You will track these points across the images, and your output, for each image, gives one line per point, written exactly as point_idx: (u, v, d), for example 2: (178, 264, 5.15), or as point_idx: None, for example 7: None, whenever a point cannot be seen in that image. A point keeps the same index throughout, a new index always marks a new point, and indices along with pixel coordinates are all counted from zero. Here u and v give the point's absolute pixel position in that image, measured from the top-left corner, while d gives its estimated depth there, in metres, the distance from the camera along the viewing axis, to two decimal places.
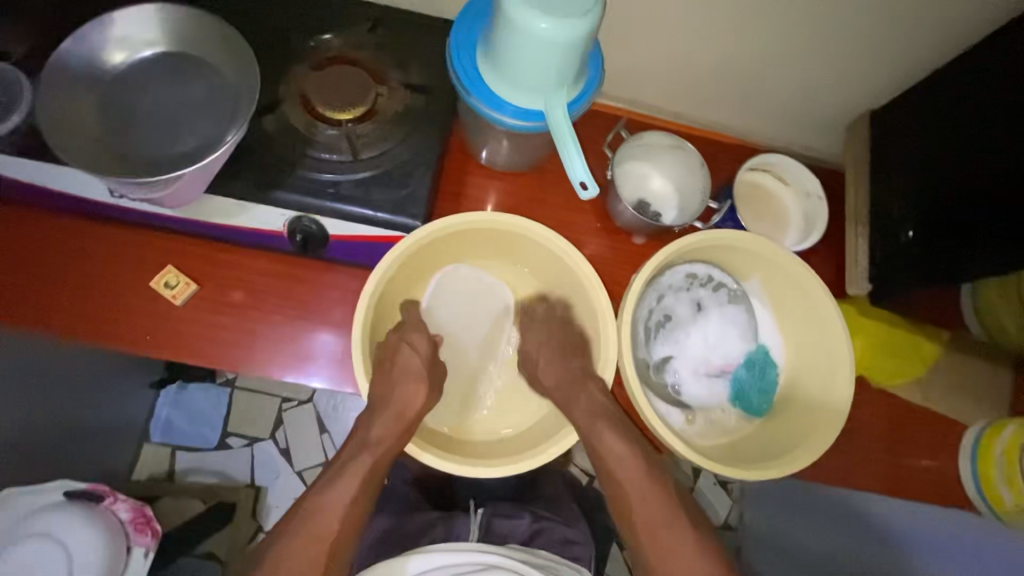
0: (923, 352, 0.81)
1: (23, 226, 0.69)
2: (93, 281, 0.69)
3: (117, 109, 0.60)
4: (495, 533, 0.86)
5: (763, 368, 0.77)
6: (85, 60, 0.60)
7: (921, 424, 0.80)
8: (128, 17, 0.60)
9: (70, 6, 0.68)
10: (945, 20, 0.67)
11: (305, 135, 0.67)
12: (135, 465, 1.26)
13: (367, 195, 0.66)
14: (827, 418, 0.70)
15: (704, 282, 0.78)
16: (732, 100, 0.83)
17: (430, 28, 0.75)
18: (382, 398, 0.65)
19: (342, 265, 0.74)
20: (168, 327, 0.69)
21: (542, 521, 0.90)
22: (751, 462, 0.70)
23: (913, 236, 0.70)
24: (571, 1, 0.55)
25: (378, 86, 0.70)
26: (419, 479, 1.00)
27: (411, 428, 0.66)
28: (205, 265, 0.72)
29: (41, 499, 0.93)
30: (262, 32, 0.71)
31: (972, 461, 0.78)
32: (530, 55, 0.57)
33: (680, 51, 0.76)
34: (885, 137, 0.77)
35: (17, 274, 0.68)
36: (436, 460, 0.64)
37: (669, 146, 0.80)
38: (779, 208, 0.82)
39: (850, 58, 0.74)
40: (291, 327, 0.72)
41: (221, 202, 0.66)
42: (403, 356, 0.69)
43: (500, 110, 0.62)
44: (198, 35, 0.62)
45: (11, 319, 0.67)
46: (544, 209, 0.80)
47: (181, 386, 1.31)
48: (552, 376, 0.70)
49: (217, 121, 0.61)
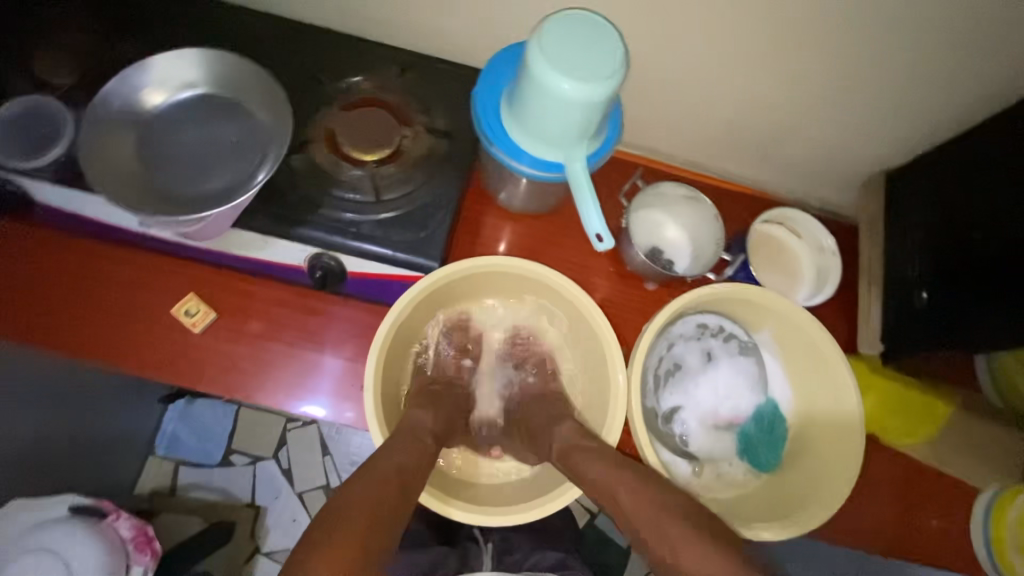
0: (932, 412, 0.80)
1: (52, 250, 0.71)
2: (115, 306, 0.71)
3: (154, 146, 0.63)
4: (507, 568, 0.87)
5: (772, 423, 0.76)
6: (128, 99, 0.63)
7: (931, 485, 0.79)
8: (173, 60, 0.64)
9: (115, 43, 0.71)
10: (961, 87, 0.68)
11: (331, 175, 0.69)
12: (138, 479, 1.26)
13: (387, 235, 0.67)
14: (836, 482, 0.68)
15: (715, 332, 0.78)
16: (749, 151, 0.84)
17: (457, 74, 0.77)
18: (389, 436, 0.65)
19: (358, 300, 0.75)
20: (185, 354, 0.71)
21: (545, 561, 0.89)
22: (757, 519, 0.69)
23: (928, 298, 0.70)
24: (595, 64, 0.56)
25: (403, 128, 0.72)
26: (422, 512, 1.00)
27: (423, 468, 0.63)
28: (225, 293, 0.73)
29: (46, 514, 0.94)
30: (296, 73, 0.74)
31: (984, 525, 0.76)
32: (551, 112, 0.58)
33: (697, 104, 0.78)
34: (901, 198, 0.77)
35: (45, 296, 0.70)
36: (468, 516, 0.64)
37: (684, 197, 0.81)
38: (793, 262, 0.83)
39: (866, 119, 0.75)
40: (304, 358, 0.73)
41: (247, 237, 0.68)
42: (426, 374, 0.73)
43: (518, 160, 0.64)
44: (235, 78, 0.65)
45: (36, 341, 0.69)
46: (558, 251, 0.82)
47: (189, 401, 1.31)
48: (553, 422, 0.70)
49: (248, 162, 0.63)
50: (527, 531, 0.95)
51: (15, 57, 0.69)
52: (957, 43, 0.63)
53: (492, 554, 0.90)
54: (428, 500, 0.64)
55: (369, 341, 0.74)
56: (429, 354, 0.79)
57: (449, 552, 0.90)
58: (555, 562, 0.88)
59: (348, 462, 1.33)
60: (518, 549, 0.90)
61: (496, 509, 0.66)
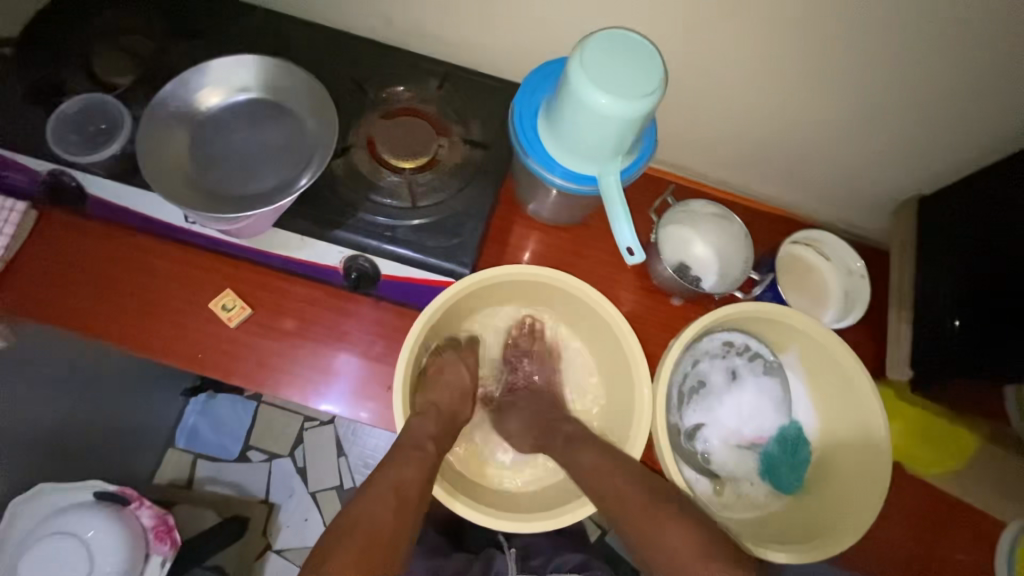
0: (959, 441, 0.78)
1: (100, 241, 0.74)
2: (155, 298, 0.73)
3: (205, 145, 0.66)
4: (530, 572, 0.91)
5: (796, 445, 0.76)
6: (184, 100, 0.66)
7: (956, 518, 0.77)
8: (227, 64, 0.66)
9: (170, 47, 0.75)
10: (995, 116, 0.68)
11: (369, 179, 0.71)
12: (157, 469, 1.29)
13: (421, 241, 0.69)
14: (860, 508, 0.67)
15: (741, 351, 0.78)
16: (778, 172, 0.85)
17: (494, 88, 0.79)
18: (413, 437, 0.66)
19: (389, 303, 0.77)
20: (219, 348, 0.73)
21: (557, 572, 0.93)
22: (777, 541, 0.69)
23: (959, 326, 0.69)
24: (634, 82, 0.57)
25: (440, 138, 0.74)
26: (437, 517, 1.02)
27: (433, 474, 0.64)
28: (259, 290, 0.75)
29: (70, 498, 0.96)
30: (339, 81, 0.76)
31: (1008, 561, 0.74)
32: (587, 126, 0.60)
33: (729, 124, 0.79)
34: (933, 224, 0.77)
35: (90, 285, 0.73)
36: (473, 513, 0.64)
37: (713, 215, 0.82)
38: (820, 283, 0.83)
39: (899, 145, 0.75)
40: (333, 357, 0.74)
41: (285, 236, 0.70)
42: (449, 377, 0.73)
43: (550, 170, 0.66)
44: (286, 83, 0.68)
45: (79, 328, 0.71)
46: (585, 263, 0.82)
47: (210, 395, 1.34)
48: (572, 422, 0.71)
49: (293, 164, 0.66)
50: (550, 538, 1.00)
51: (77, 56, 0.73)
52: (993, 74, 0.63)
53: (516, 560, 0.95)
54: (452, 502, 0.65)
55: (397, 343, 0.76)
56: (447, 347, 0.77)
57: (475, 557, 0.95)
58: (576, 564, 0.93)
59: (362, 464, 1.34)
60: (540, 554, 0.94)
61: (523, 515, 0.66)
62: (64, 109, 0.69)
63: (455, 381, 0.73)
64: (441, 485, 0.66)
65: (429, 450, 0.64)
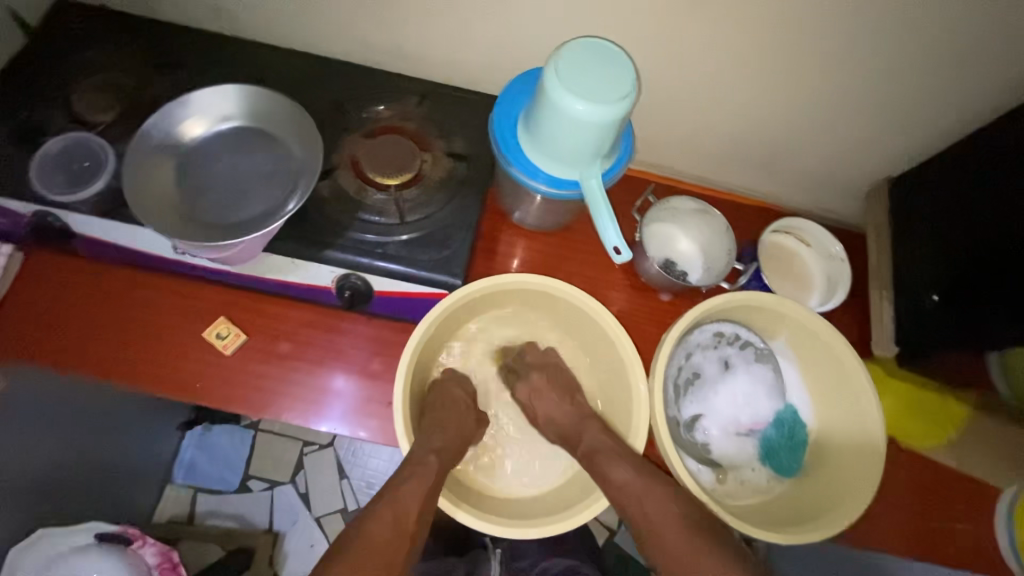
0: (949, 413, 0.80)
1: (87, 280, 0.74)
2: (148, 332, 0.73)
3: (191, 177, 0.66)
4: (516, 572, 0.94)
5: (792, 428, 0.77)
6: (168, 133, 0.66)
7: (954, 488, 0.79)
8: (211, 96, 0.67)
9: (148, 83, 0.75)
10: (956, 98, 0.71)
11: (356, 198, 0.72)
12: (156, 507, 1.27)
13: (411, 255, 0.70)
14: (860, 483, 0.69)
15: (732, 340, 0.79)
16: (754, 165, 0.87)
17: (473, 102, 0.81)
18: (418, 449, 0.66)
19: (383, 318, 0.78)
20: (216, 376, 0.73)
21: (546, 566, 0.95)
22: (786, 524, 0.70)
23: (938, 301, 0.72)
24: (609, 86, 0.59)
25: (423, 153, 0.76)
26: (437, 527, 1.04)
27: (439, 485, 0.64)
28: (252, 316, 0.75)
29: (70, 542, 0.93)
30: (320, 105, 0.78)
31: (1010, 526, 0.76)
32: (567, 132, 0.61)
33: (704, 122, 0.82)
34: (905, 203, 0.80)
35: (81, 323, 0.73)
36: (491, 526, 0.64)
37: (695, 210, 0.84)
38: (802, 269, 0.85)
39: (867, 131, 0.78)
40: (330, 378, 0.74)
41: (276, 260, 0.70)
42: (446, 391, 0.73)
43: (534, 177, 0.67)
44: (268, 110, 0.69)
45: (72, 366, 0.71)
46: (573, 266, 0.84)
47: (206, 427, 1.33)
48: (573, 422, 0.72)
49: (281, 189, 0.66)
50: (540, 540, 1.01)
51: (57, 95, 0.73)
52: (953, 58, 0.67)
53: (502, 560, 0.97)
54: (461, 513, 0.65)
55: (394, 358, 0.76)
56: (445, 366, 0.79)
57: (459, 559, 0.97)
58: (565, 566, 0.93)
59: (364, 484, 1.33)
60: (526, 556, 0.97)
61: (530, 522, 0.67)
62: (48, 147, 0.69)
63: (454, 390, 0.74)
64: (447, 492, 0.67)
65: (433, 460, 0.65)
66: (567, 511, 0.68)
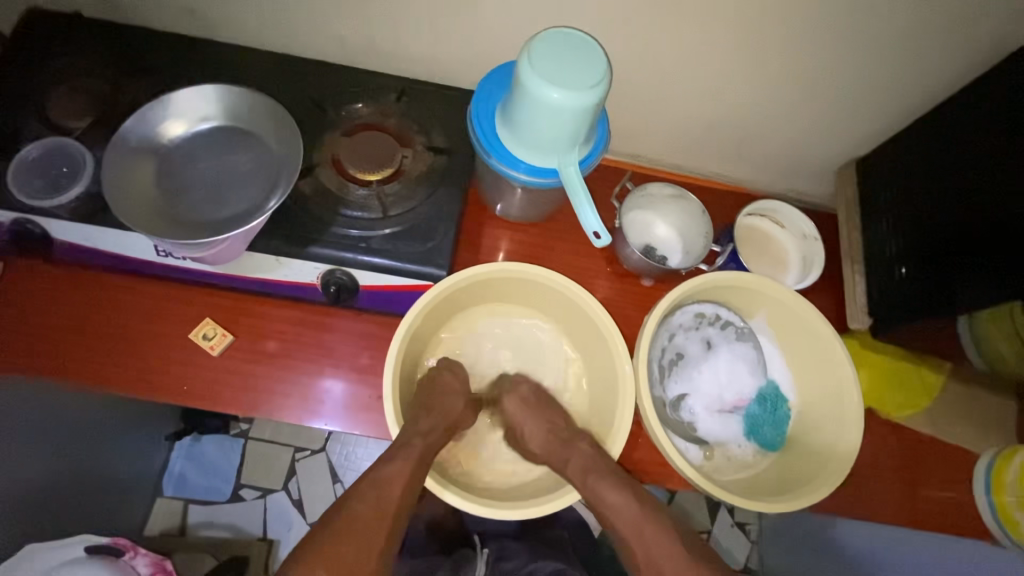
0: (924, 382, 0.84)
1: (69, 287, 0.74)
2: (133, 335, 0.73)
3: (172, 178, 0.66)
4: (507, 570, 0.95)
5: (775, 403, 0.79)
6: (147, 135, 0.66)
7: (935, 457, 0.82)
8: (189, 97, 0.67)
9: (125, 88, 0.75)
10: (916, 78, 0.74)
11: (337, 195, 0.72)
12: (147, 520, 1.25)
13: (395, 248, 0.71)
14: (842, 449, 0.71)
15: (713, 321, 0.81)
16: (726, 151, 0.90)
17: (451, 97, 0.83)
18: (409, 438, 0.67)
19: (369, 314, 0.78)
20: (203, 377, 0.73)
21: (539, 560, 0.96)
22: (771, 495, 0.72)
23: (907, 273, 0.75)
24: (581, 74, 0.61)
25: (403, 149, 0.77)
26: (431, 527, 1.05)
27: (420, 470, 0.65)
28: (238, 316, 0.76)
29: (63, 555, 0.92)
30: (300, 105, 0.78)
31: (987, 491, 0.79)
32: (543, 120, 0.63)
33: (677, 110, 0.84)
34: (873, 182, 0.83)
35: (64, 330, 0.72)
36: (491, 510, 0.66)
37: (671, 196, 0.86)
38: (778, 250, 0.88)
39: (833, 114, 0.81)
40: (318, 374, 0.75)
41: (261, 258, 0.71)
42: (435, 383, 0.74)
43: (513, 167, 0.69)
44: (247, 109, 0.69)
45: (57, 373, 0.70)
46: (555, 255, 0.86)
47: (195, 437, 1.32)
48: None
49: (262, 186, 0.67)
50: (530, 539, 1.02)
51: (32, 102, 0.73)
52: (910, 39, 0.69)
53: (488, 561, 0.97)
54: (448, 493, 0.66)
55: (382, 353, 0.77)
56: (434, 359, 0.80)
57: (446, 559, 0.98)
58: (554, 566, 0.95)
59: None
60: (517, 555, 0.98)
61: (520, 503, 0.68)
62: (26, 153, 0.68)
63: (440, 382, 0.75)
64: (435, 474, 0.69)
65: (423, 448, 0.66)
66: (555, 493, 0.69)
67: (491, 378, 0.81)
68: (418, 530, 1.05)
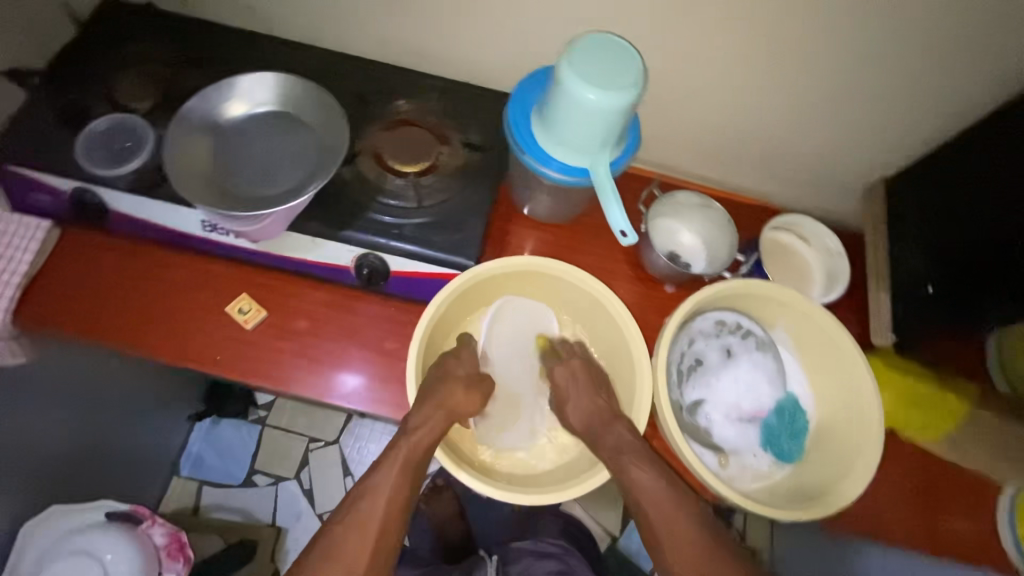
0: (947, 407, 0.79)
1: (117, 256, 0.78)
2: (172, 305, 0.77)
3: (224, 154, 0.71)
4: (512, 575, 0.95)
5: (793, 415, 0.79)
6: (208, 114, 0.71)
7: (954, 485, 0.80)
8: (248, 82, 0.72)
9: (185, 74, 0.80)
10: (949, 98, 0.75)
11: (376, 183, 0.75)
12: (163, 497, 1.28)
13: (427, 237, 0.73)
14: (862, 462, 0.71)
15: (733, 329, 0.81)
16: (754, 165, 0.91)
17: (489, 97, 0.86)
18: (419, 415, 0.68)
19: (396, 300, 0.81)
20: (236, 349, 0.76)
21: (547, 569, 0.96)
22: (786, 504, 0.71)
23: (932, 292, 0.76)
24: (618, 76, 0.63)
25: (440, 145, 0.80)
26: (439, 530, 1.15)
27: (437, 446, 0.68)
28: (274, 294, 0.79)
29: (85, 518, 0.96)
30: (345, 98, 0.82)
31: (1011, 524, 0.76)
32: (579, 118, 0.65)
33: (707, 120, 0.86)
34: (901, 202, 0.83)
35: (109, 296, 0.76)
36: (516, 495, 0.67)
37: (697, 204, 0.87)
38: (803, 265, 0.88)
39: (864, 130, 0.82)
40: (343, 355, 0.77)
41: (297, 238, 0.74)
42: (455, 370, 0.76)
43: (546, 164, 0.71)
44: (298, 95, 0.74)
45: (100, 336, 0.74)
46: (580, 256, 0.87)
47: (215, 420, 1.35)
48: (577, 401, 0.74)
49: (306, 167, 0.71)
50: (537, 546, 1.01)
51: (101, 84, 0.78)
52: (941, 59, 0.70)
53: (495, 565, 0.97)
54: (464, 473, 0.67)
55: (406, 338, 0.79)
56: None
57: None
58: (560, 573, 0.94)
59: None
60: (522, 560, 0.98)
61: (537, 490, 0.68)
62: (95, 126, 0.74)
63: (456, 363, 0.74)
64: (451, 456, 0.70)
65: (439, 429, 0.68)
66: (576, 480, 0.70)
67: (505, 369, 0.80)
68: (422, 535, 1.14)
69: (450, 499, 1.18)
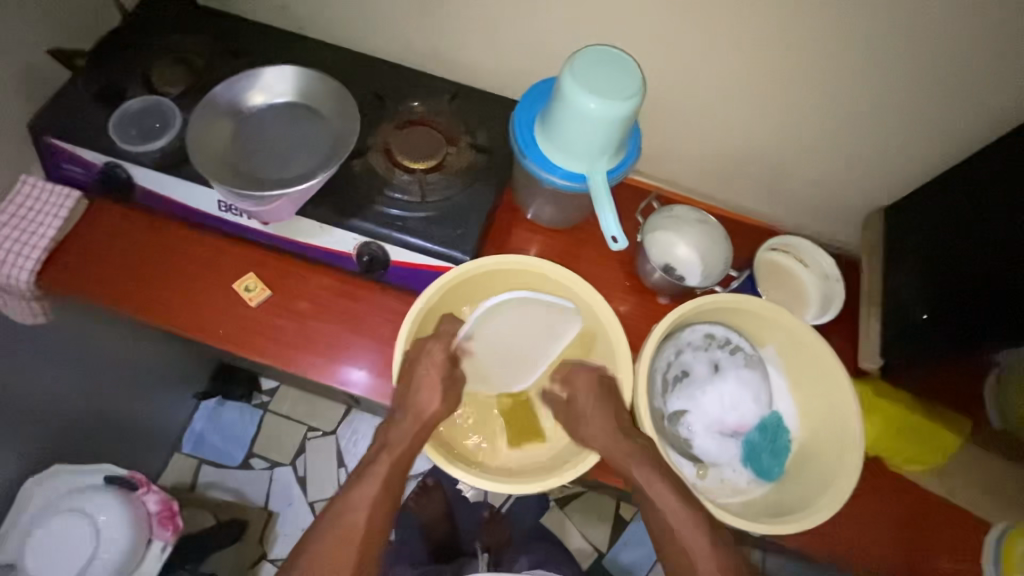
0: (943, 441, 0.79)
1: (138, 229, 0.83)
2: (184, 278, 0.81)
3: (244, 139, 0.75)
4: None
5: (775, 432, 0.79)
6: (231, 101, 0.76)
7: (940, 520, 0.79)
8: (271, 74, 0.77)
9: (218, 64, 0.86)
10: (949, 131, 0.75)
11: (384, 176, 0.79)
12: (163, 471, 1.32)
13: (427, 230, 0.77)
14: (839, 484, 0.70)
15: (722, 344, 0.82)
16: (757, 186, 0.92)
17: (499, 104, 0.89)
18: (405, 400, 0.71)
19: (396, 291, 0.84)
20: (239, 324, 0.79)
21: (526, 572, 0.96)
22: (761, 519, 0.71)
23: (927, 318, 0.76)
24: (617, 87, 0.66)
25: (449, 146, 0.84)
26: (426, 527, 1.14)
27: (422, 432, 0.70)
28: (280, 275, 0.83)
29: (83, 480, 1.01)
30: (364, 95, 0.87)
31: (995, 563, 0.76)
32: (578, 126, 0.68)
33: (710, 138, 0.88)
34: (900, 230, 0.84)
35: (127, 265, 0.81)
36: (510, 487, 0.68)
37: (696, 220, 0.89)
38: (799, 286, 0.89)
39: (864, 158, 0.83)
40: (340, 340, 0.80)
41: (307, 224, 0.78)
42: None
43: (551, 171, 0.74)
44: (317, 89, 0.78)
45: (114, 301, 0.79)
46: (577, 263, 0.90)
47: (219, 401, 1.39)
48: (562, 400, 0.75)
49: (318, 157, 0.75)
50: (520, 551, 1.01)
51: (140, 69, 0.84)
52: (940, 91, 0.71)
53: None
54: (455, 469, 0.69)
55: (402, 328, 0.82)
56: None
57: None
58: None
59: None
60: None
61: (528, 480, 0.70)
62: (128, 106, 0.79)
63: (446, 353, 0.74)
64: (442, 452, 0.72)
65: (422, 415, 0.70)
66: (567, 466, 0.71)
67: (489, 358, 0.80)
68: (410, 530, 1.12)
69: (438, 499, 1.19)
